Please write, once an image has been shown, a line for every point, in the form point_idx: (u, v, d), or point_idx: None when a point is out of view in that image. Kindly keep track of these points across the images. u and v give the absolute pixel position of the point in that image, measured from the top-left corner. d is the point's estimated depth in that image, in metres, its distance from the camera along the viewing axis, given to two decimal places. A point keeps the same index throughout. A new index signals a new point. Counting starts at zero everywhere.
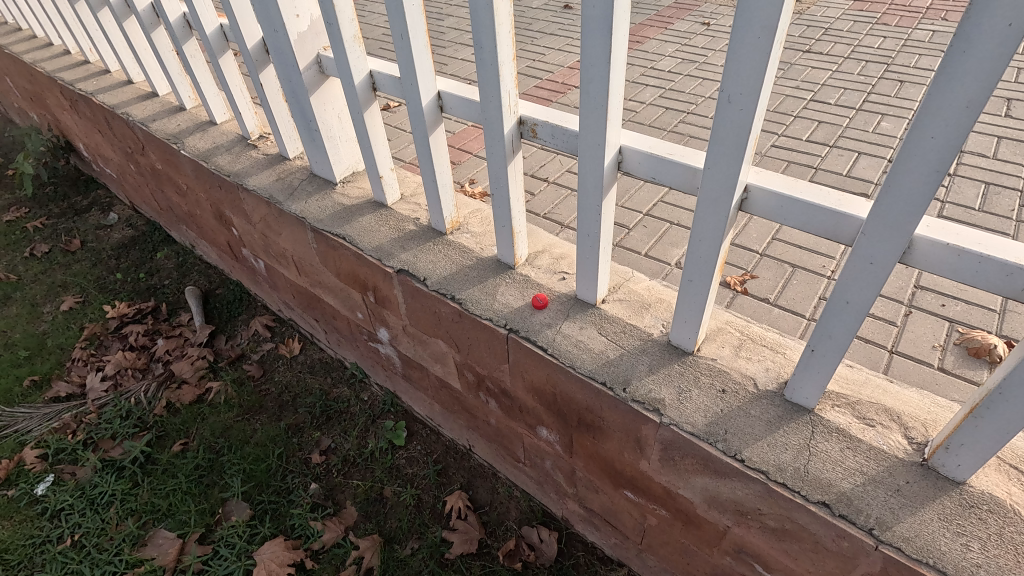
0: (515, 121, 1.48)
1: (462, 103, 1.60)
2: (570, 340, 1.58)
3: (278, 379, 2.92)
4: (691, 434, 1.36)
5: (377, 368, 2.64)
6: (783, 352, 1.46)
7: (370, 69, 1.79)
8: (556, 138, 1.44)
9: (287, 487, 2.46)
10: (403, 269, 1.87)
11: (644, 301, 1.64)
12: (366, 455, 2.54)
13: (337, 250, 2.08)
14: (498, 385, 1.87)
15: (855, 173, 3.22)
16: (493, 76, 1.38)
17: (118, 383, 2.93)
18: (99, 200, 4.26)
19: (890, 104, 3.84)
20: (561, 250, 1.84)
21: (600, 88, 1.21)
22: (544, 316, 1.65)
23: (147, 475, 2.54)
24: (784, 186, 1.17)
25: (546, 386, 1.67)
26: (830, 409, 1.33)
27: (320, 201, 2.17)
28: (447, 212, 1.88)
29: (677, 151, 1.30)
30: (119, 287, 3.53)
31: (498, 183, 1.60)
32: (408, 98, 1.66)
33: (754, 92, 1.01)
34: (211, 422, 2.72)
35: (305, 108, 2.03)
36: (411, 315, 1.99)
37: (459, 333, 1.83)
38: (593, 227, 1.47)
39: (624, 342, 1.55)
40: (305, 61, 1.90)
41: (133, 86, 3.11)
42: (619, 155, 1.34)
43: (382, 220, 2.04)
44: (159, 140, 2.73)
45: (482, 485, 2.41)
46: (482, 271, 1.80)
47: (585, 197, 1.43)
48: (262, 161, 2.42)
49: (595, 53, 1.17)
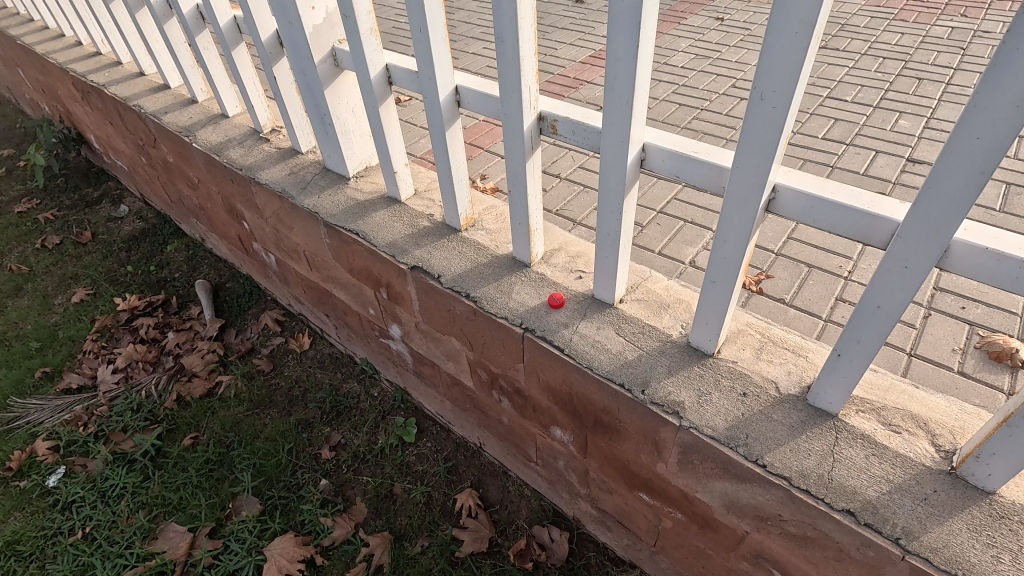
0: (535, 117, 1.45)
1: (481, 98, 1.57)
2: (588, 340, 1.55)
3: (287, 374, 2.91)
4: (712, 438, 1.34)
5: (388, 364, 2.63)
6: (806, 355, 1.44)
7: (387, 62, 1.76)
8: (577, 135, 1.42)
9: (296, 483, 2.45)
10: (417, 266, 1.85)
11: (663, 302, 1.61)
12: (376, 451, 2.53)
13: (350, 245, 2.07)
14: (512, 384, 1.85)
15: (873, 172, 3.17)
16: (515, 70, 1.35)
17: (129, 376, 2.93)
18: (110, 192, 4.27)
19: (908, 102, 3.78)
20: (578, 248, 1.81)
21: (625, 84, 1.18)
22: (560, 315, 1.62)
23: (158, 468, 2.54)
24: (814, 187, 1.14)
25: (562, 386, 1.64)
26: (854, 415, 1.30)
27: (333, 196, 2.15)
28: (462, 209, 1.86)
29: (702, 149, 1.27)
30: (130, 279, 3.53)
31: (517, 181, 1.58)
32: (425, 92, 1.63)
33: (789, 88, 0.97)
34: (221, 416, 2.72)
35: (319, 102, 2.01)
36: (424, 312, 1.97)
37: (474, 331, 1.81)
38: (613, 225, 1.44)
39: (642, 343, 1.52)
40: (320, 55, 1.88)
41: (144, 78, 3.10)
42: (642, 153, 1.32)
43: (395, 216, 2.02)
44: (171, 133, 2.72)
45: (493, 484, 2.39)
46: (497, 269, 1.78)
47: (605, 195, 1.40)
48: (275, 155, 2.40)
49: (623, 47, 1.14)
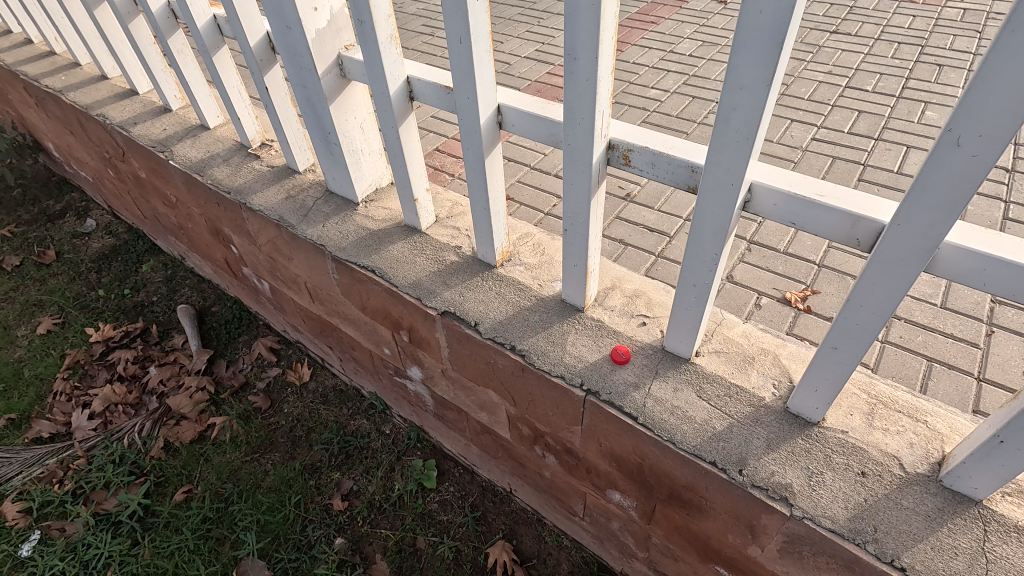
0: (605, 146, 1.19)
1: (531, 121, 1.30)
2: (665, 406, 1.32)
3: (287, 412, 2.64)
4: (832, 532, 1.14)
5: (402, 402, 2.38)
6: (925, 421, 1.23)
7: (408, 74, 1.47)
8: (657, 168, 1.17)
9: (307, 541, 2.20)
10: (448, 310, 1.59)
11: (746, 354, 1.38)
12: (394, 500, 2.30)
13: (364, 284, 1.80)
14: (563, 444, 1.61)
15: (907, 169, 2.97)
16: (588, 95, 1.09)
17: (107, 421, 2.61)
18: (73, 204, 3.89)
19: (931, 91, 3.59)
20: (634, 286, 1.57)
21: (746, 117, 0.93)
22: (627, 373, 1.39)
23: (147, 530, 2.26)
24: (985, 243, 0.90)
25: (631, 456, 1.41)
26: (1003, 501, 1.10)
27: (340, 224, 1.87)
28: (499, 243, 1.60)
29: (827, 190, 1.02)
30: (102, 305, 3.20)
31: (576, 219, 1.33)
32: (461, 113, 1.35)
33: (1005, 133, 0.72)
34: (216, 465, 2.45)
35: (323, 119, 1.72)
36: (454, 360, 1.71)
37: (519, 387, 1.57)
38: (702, 275, 1.20)
39: (731, 409, 1.29)
40: (325, 64, 1.58)
41: (108, 82, 2.75)
42: (747, 193, 1.07)
43: (416, 249, 1.75)
44: (143, 148, 2.39)
45: (527, 533, 2.17)
46: (545, 315, 1.53)
47: (696, 242, 1.16)
48: (267, 175, 2.10)
49: (750, 73, 0.88)
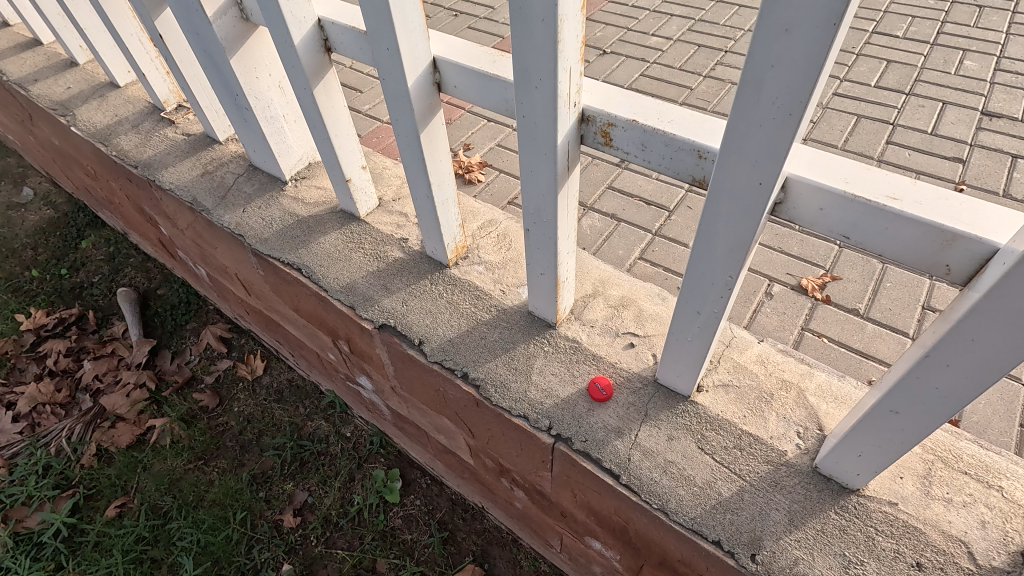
0: (576, 117, 0.84)
1: (477, 81, 0.95)
2: (655, 461, 1.02)
3: (237, 411, 2.35)
4: None
5: (361, 405, 2.10)
6: (1000, 488, 0.92)
7: (320, 18, 1.10)
8: (650, 150, 0.83)
9: (251, 564, 1.96)
10: (387, 324, 1.27)
11: (761, 390, 1.06)
12: (352, 516, 2.04)
13: (292, 285, 1.47)
14: (531, 484, 1.32)
15: (943, 130, 2.58)
16: (546, 44, 0.73)
17: (35, 424, 2.34)
18: (9, 171, 3.50)
19: (970, 36, 3.14)
20: (621, 292, 1.24)
21: (790, 81, 0.58)
22: (607, 415, 1.08)
23: (74, 552, 2.02)
24: None
25: (613, 516, 1.12)
26: None
27: (263, 209, 1.52)
28: (449, 239, 1.25)
29: (903, 191, 0.68)
30: (36, 287, 2.87)
31: (540, 218, 0.98)
32: (383, 70, 0.99)
33: None
34: (155, 473, 2.18)
35: (227, 76, 1.34)
36: (402, 380, 1.40)
37: (476, 421, 1.26)
38: (711, 300, 0.87)
39: (743, 468, 0.99)
40: (217, 4, 1.20)
41: (9, 31, 2.33)
42: (779, 192, 0.72)
43: (352, 241, 1.40)
44: (44, 111, 2.01)
45: (501, 556, 1.92)
46: (507, 331, 1.20)
47: (703, 258, 0.82)
48: (182, 145, 1.73)
49: (802, 7, 0.53)
